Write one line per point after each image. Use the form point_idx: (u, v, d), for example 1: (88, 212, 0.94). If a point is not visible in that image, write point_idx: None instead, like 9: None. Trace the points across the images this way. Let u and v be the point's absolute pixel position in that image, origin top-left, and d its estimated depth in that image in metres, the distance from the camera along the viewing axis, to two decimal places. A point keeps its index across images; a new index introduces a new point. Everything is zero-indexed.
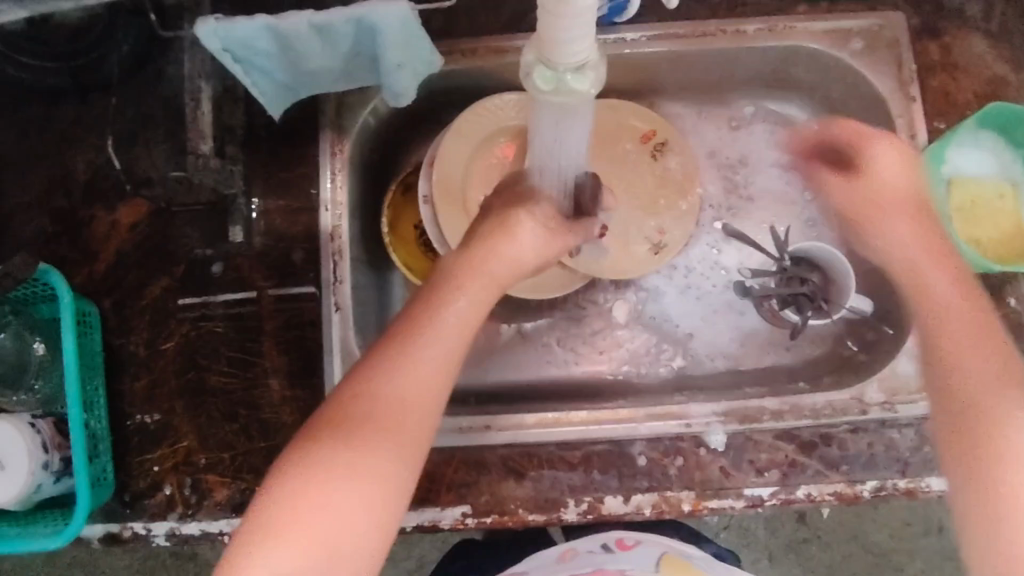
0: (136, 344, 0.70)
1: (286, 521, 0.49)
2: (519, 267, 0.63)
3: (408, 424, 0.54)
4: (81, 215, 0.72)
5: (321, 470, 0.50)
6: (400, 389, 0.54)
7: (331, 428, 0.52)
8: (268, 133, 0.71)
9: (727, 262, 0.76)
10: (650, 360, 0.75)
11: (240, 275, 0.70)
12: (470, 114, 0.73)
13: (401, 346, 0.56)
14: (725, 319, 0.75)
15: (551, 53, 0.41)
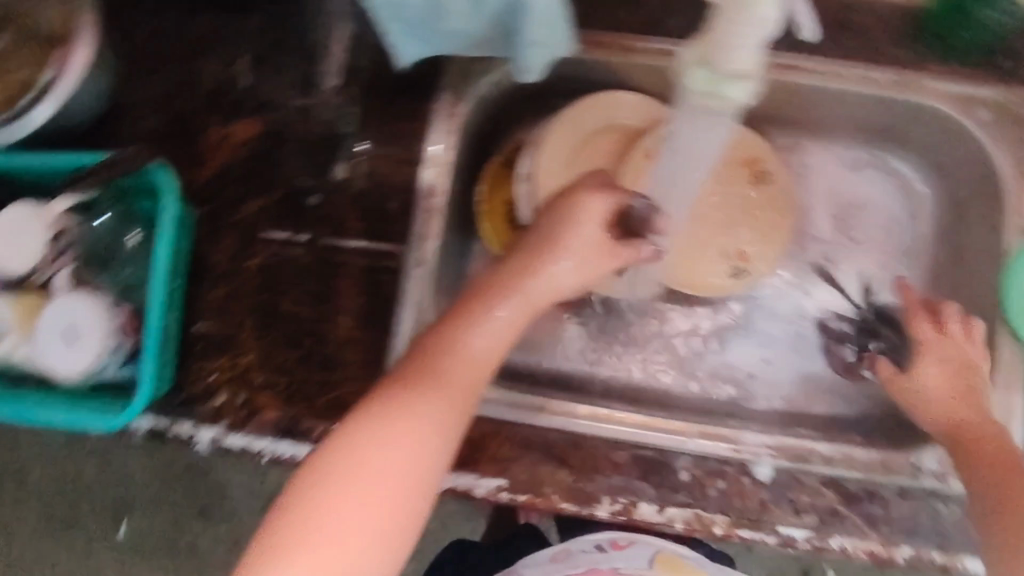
0: (222, 255, 0.72)
1: (319, 496, 0.54)
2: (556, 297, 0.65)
3: (429, 434, 0.58)
4: (199, 121, 0.75)
5: (356, 461, 0.55)
6: (424, 415, 0.58)
7: (377, 415, 0.57)
8: (389, 81, 0.74)
9: (807, 306, 0.77)
10: (709, 382, 0.76)
11: (334, 210, 0.72)
12: (584, 105, 0.74)
13: (423, 379, 0.60)
14: (789, 360, 0.76)
15: (718, 55, 0.41)
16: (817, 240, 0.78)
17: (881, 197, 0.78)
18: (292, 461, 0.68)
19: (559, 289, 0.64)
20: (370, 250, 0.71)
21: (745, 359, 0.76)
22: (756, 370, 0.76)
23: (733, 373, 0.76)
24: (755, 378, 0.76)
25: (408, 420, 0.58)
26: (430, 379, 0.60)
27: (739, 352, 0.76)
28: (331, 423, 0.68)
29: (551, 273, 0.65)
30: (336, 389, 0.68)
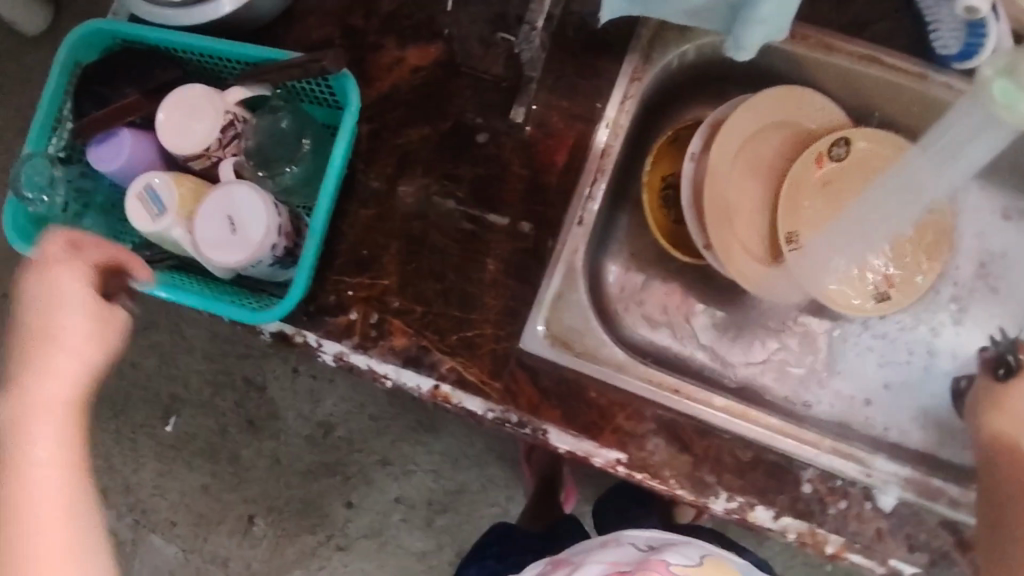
0: (376, 176, 0.71)
1: (15, 516, 0.50)
2: (58, 347, 0.54)
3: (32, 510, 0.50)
4: (371, 40, 0.73)
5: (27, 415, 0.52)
6: (32, 490, 0.51)
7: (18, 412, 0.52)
8: (577, 35, 0.72)
9: (940, 346, 0.74)
10: (829, 398, 0.73)
11: (500, 152, 0.71)
12: (771, 97, 0.72)
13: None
14: (911, 395, 0.73)
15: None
16: (953, 283, 0.75)
17: None
18: (412, 392, 0.67)
19: (56, 376, 0.53)
20: (529, 198, 0.70)
21: (866, 387, 0.73)
22: (873, 397, 0.73)
23: (851, 396, 0.73)
24: (873, 400, 0.73)
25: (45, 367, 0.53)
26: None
27: (862, 377, 0.73)
28: (460, 362, 0.67)
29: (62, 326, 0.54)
30: (470, 329, 0.67)
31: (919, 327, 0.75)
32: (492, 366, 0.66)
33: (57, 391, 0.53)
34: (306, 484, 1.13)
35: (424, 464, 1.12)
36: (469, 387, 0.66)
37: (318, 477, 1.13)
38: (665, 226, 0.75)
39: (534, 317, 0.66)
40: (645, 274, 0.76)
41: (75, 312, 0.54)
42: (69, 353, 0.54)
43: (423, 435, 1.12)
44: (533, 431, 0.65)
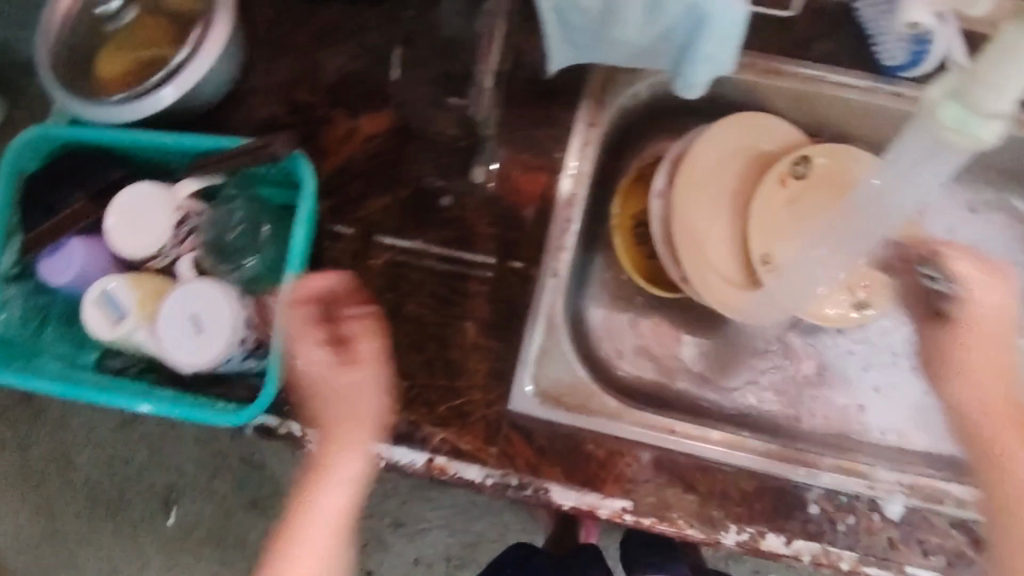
0: (341, 252, 0.70)
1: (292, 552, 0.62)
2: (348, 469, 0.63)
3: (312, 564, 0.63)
4: (321, 116, 0.73)
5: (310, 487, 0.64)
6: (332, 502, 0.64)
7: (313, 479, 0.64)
8: (527, 86, 0.71)
9: (924, 342, 0.74)
10: (822, 411, 0.72)
11: (465, 214, 0.70)
12: (728, 122, 0.73)
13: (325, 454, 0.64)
14: (902, 395, 0.73)
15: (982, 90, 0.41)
16: None
17: (1003, 239, 0.74)
18: (407, 468, 0.66)
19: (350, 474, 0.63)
20: (501, 257, 0.69)
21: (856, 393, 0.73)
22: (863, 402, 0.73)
23: (844, 405, 0.73)
24: (865, 405, 0.73)
25: (350, 388, 0.63)
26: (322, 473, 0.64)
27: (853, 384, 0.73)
28: (452, 433, 0.66)
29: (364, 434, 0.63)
30: (459, 397, 0.67)
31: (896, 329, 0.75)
32: (485, 432, 0.66)
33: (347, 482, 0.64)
34: None
35: (435, 519, 1.11)
36: (465, 456, 0.66)
37: None
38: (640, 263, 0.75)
39: (522, 377, 0.67)
40: (626, 311, 0.76)
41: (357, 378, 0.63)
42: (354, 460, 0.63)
43: (429, 490, 1.11)
44: (535, 491, 0.65)
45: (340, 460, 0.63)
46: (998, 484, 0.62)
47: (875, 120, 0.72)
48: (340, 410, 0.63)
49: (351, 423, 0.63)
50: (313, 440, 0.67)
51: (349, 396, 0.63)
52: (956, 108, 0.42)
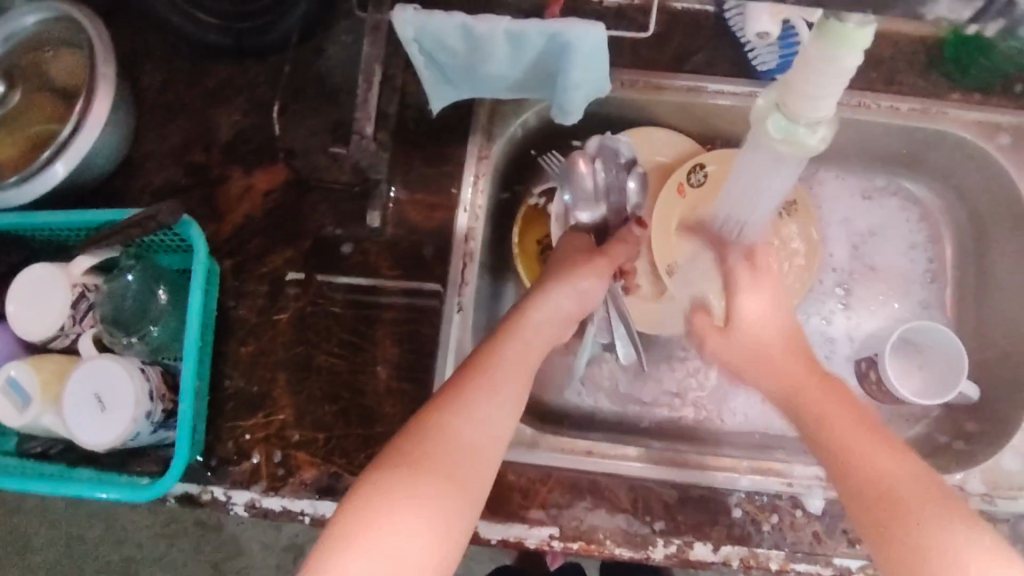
0: (246, 310, 0.70)
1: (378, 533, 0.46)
2: (475, 448, 0.52)
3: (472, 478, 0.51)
4: (216, 174, 0.72)
5: (404, 489, 0.48)
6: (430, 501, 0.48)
7: (421, 446, 0.50)
8: (416, 126, 0.71)
9: (835, 332, 0.76)
10: (742, 407, 0.75)
11: (366, 259, 0.70)
12: (620, 140, 0.73)
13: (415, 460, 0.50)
14: None
15: (797, 103, 0.45)
16: (833, 269, 0.77)
17: (900, 224, 0.79)
18: (334, 520, 0.66)
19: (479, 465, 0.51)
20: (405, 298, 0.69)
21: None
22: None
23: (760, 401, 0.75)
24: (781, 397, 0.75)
25: (485, 392, 0.55)
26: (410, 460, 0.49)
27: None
28: None
29: (488, 401, 0.54)
30: (378, 443, 0.67)
31: (827, 323, 0.77)
32: None
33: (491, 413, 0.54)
34: None
35: None
36: None
37: None
38: None
39: None
40: None
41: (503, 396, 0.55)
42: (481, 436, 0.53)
43: None
44: None
45: (468, 458, 0.51)
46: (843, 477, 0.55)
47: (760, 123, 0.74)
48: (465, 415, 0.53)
49: (477, 420, 0.53)
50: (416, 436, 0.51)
51: (492, 398, 0.55)
52: (781, 118, 0.47)
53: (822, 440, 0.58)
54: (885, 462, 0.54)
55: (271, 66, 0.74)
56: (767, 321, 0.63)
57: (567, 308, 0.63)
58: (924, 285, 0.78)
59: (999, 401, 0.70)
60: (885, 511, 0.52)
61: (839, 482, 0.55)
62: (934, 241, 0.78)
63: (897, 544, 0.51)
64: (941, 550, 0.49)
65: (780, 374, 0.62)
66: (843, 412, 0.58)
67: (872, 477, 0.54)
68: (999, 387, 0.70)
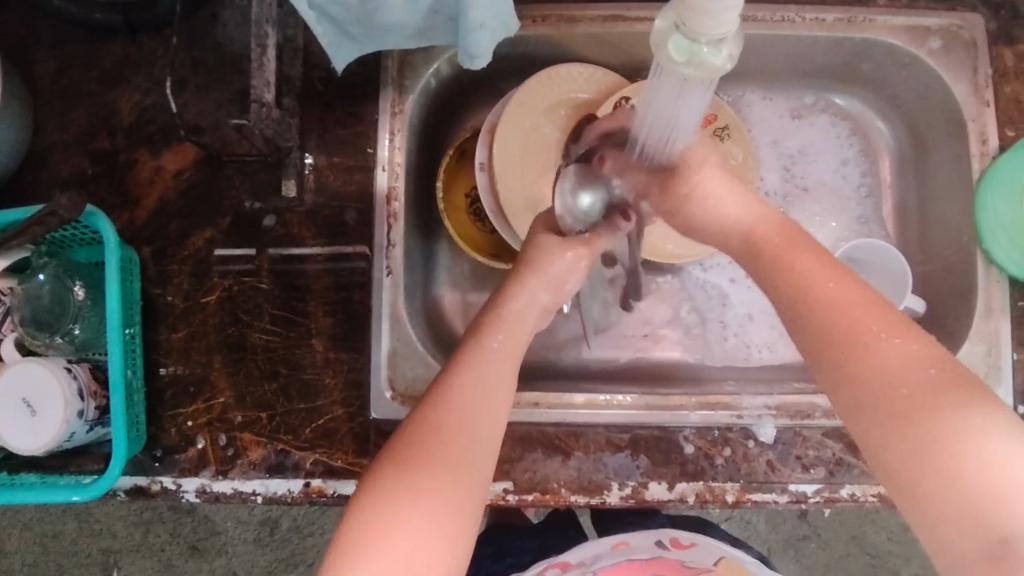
0: (173, 295, 0.68)
1: (381, 521, 0.42)
2: (478, 412, 0.47)
3: (477, 437, 0.46)
4: (123, 158, 0.70)
5: (404, 496, 0.43)
6: (434, 477, 0.44)
7: (421, 441, 0.45)
8: (325, 87, 0.69)
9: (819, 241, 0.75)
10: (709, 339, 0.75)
11: (289, 230, 0.68)
12: (536, 80, 0.69)
13: (411, 447, 0.45)
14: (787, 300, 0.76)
15: (696, 23, 0.38)
16: (766, 194, 0.76)
17: (831, 141, 0.77)
18: (286, 498, 0.65)
19: (483, 428, 0.47)
20: (334, 268, 0.68)
21: (749, 302, 0.76)
22: (755, 311, 0.76)
23: (733, 321, 0.76)
24: (755, 314, 0.76)
25: (475, 377, 0.49)
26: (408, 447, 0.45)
27: (745, 294, 0.76)
28: (322, 453, 0.66)
29: (482, 367, 0.49)
30: (322, 416, 0.66)
31: None
32: (355, 445, 0.66)
33: (490, 378, 0.49)
34: None
35: None
36: (340, 472, 0.65)
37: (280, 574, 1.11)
38: (480, 240, 0.72)
39: (377, 384, 0.65)
40: (480, 288, 0.75)
41: (495, 360, 0.50)
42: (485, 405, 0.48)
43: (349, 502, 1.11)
44: None
45: (467, 447, 0.46)
46: (872, 394, 0.42)
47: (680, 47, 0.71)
48: (458, 387, 0.48)
49: (477, 415, 0.47)
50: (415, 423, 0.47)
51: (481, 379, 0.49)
52: (683, 39, 0.41)
53: (830, 347, 0.44)
54: (906, 357, 0.42)
55: (166, 39, 0.70)
56: (742, 221, 0.52)
57: (545, 300, 0.55)
58: (859, 200, 0.76)
59: (945, 311, 0.69)
60: (893, 411, 0.41)
61: (835, 383, 0.44)
62: (866, 155, 0.77)
63: (894, 433, 0.40)
64: (957, 441, 0.38)
65: (793, 275, 0.47)
66: (868, 310, 0.44)
67: (883, 377, 0.42)
68: (945, 296, 0.70)
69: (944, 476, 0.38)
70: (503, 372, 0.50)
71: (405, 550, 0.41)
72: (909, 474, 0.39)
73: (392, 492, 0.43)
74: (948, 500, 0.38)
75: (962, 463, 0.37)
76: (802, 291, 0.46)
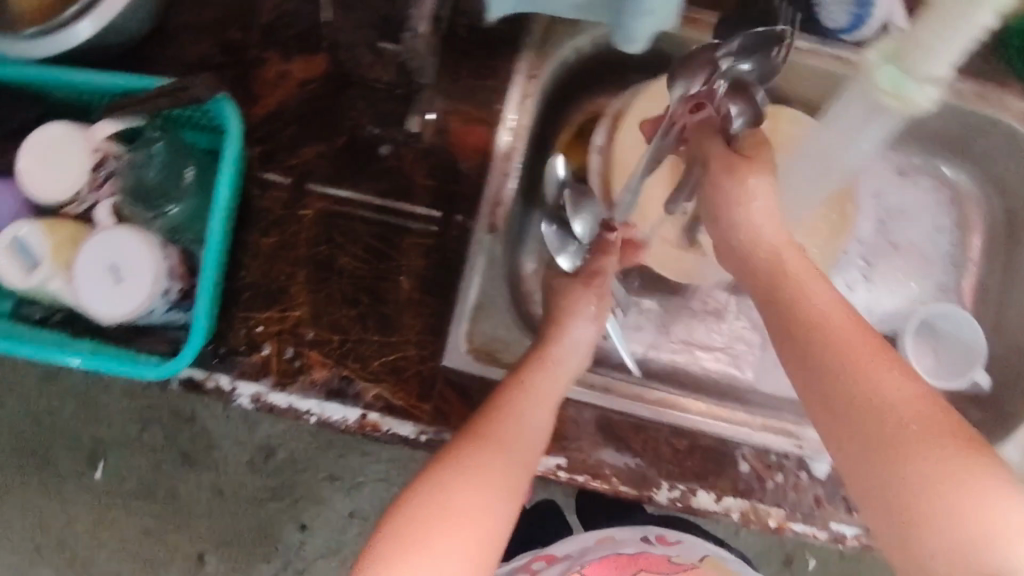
0: (271, 202, 0.68)
1: (455, 488, 0.54)
2: (530, 438, 0.58)
3: (525, 443, 0.57)
4: (252, 55, 0.70)
5: (472, 467, 0.55)
6: (498, 463, 0.56)
7: (484, 433, 0.57)
8: (467, 34, 0.69)
9: (889, 302, 0.77)
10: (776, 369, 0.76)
11: (402, 165, 0.68)
12: (670, 79, 0.70)
13: (480, 437, 0.57)
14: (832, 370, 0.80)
15: (915, 57, 0.41)
16: (858, 241, 0.78)
17: (929, 206, 0.78)
18: (338, 424, 0.65)
19: (530, 445, 0.58)
20: (439, 210, 0.68)
21: None
22: None
23: None
24: None
25: (525, 407, 0.59)
26: (475, 444, 0.56)
27: None
28: (385, 389, 0.65)
29: (530, 403, 0.59)
30: (392, 352, 0.66)
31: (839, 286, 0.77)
32: (419, 389, 0.65)
33: (537, 411, 0.59)
34: (254, 512, 1.14)
35: (371, 474, 1.15)
36: (398, 412, 0.65)
37: (265, 502, 1.15)
38: None
39: (457, 335, 0.67)
40: None
41: (542, 392, 0.60)
42: (531, 435, 0.58)
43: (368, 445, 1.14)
44: None
45: (518, 452, 0.57)
46: (867, 430, 0.48)
47: (810, 80, 0.72)
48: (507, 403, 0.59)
49: (525, 428, 0.58)
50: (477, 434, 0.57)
51: (525, 420, 0.58)
52: (893, 71, 0.43)
53: (829, 386, 0.50)
54: (905, 405, 0.48)
55: None
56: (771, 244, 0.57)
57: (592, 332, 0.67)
58: (944, 269, 0.78)
59: (1010, 392, 0.71)
60: (888, 452, 0.47)
61: (835, 418, 0.50)
62: (959, 228, 0.78)
63: (889, 473, 0.47)
64: (949, 493, 0.45)
65: (805, 311, 0.53)
66: (862, 343, 0.50)
67: (887, 412, 0.48)
68: (1013, 378, 0.71)
69: (938, 526, 0.44)
70: (547, 406, 0.59)
71: (478, 511, 0.54)
72: (903, 501, 0.46)
73: (468, 468, 0.55)
74: (933, 524, 0.44)
75: (955, 510, 0.44)
76: (816, 330, 0.52)
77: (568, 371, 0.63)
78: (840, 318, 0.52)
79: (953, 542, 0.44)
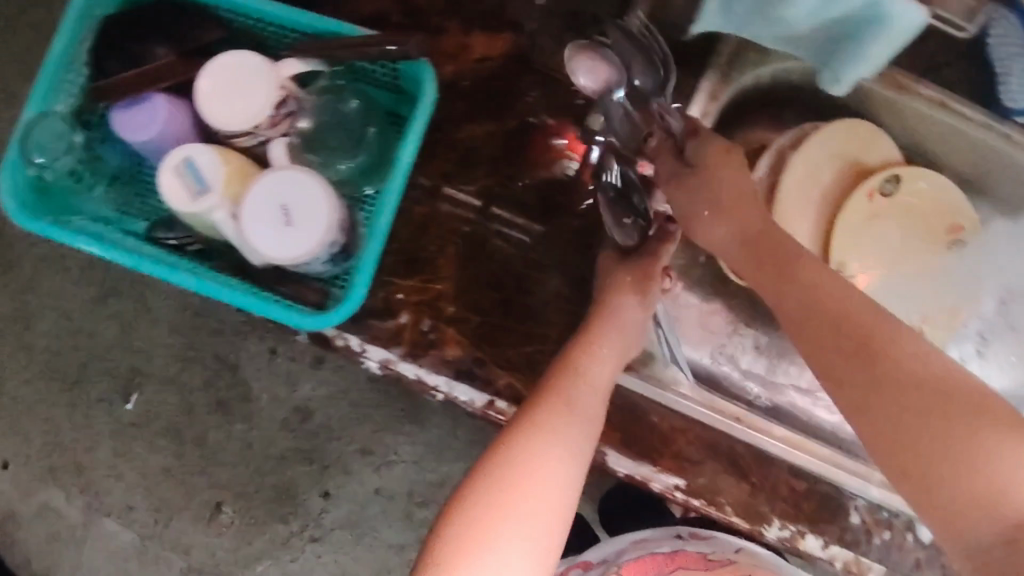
0: (431, 172, 0.67)
1: (535, 461, 0.52)
2: (596, 395, 0.58)
3: (593, 406, 0.57)
4: (434, 22, 0.68)
5: (549, 435, 0.54)
6: (570, 436, 0.54)
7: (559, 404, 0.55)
8: None
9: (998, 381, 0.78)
10: None
11: (565, 162, 0.68)
12: (842, 128, 0.71)
13: (552, 412, 0.55)
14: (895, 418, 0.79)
15: None
16: (979, 317, 0.79)
17: None
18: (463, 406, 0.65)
19: (593, 410, 0.57)
20: (597, 211, 0.68)
21: None
22: None
23: None
24: None
25: (589, 370, 0.58)
26: (550, 412, 0.55)
27: None
28: (518, 379, 0.64)
29: (592, 370, 0.58)
30: (531, 344, 0.65)
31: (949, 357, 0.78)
32: None
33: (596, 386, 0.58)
34: (279, 471, 1.11)
35: (406, 454, 1.10)
36: None
37: (292, 463, 1.11)
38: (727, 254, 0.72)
39: None
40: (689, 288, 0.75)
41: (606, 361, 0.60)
42: (597, 395, 0.58)
43: (407, 425, 1.10)
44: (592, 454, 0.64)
45: (581, 417, 0.56)
46: (878, 394, 0.46)
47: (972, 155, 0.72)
48: (577, 364, 0.58)
49: (592, 388, 0.58)
50: (550, 402, 0.55)
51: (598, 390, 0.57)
52: None
53: (870, 367, 0.47)
54: (922, 372, 0.46)
55: None
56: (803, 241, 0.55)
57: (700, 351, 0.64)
58: None
59: None
60: (923, 413, 0.44)
61: (840, 377, 0.48)
62: None
63: (926, 441, 0.44)
64: (979, 453, 0.42)
65: (822, 291, 0.51)
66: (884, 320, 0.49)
67: (951, 388, 0.45)
68: None
69: (952, 476, 0.43)
70: (608, 367, 0.60)
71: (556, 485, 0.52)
72: (945, 471, 0.43)
73: (546, 440, 0.53)
74: (988, 495, 0.42)
75: (979, 469, 0.42)
76: (811, 293, 0.51)
77: (625, 344, 0.62)
78: (837, 291, 0.51)
79: (967, 478, 0.42)
